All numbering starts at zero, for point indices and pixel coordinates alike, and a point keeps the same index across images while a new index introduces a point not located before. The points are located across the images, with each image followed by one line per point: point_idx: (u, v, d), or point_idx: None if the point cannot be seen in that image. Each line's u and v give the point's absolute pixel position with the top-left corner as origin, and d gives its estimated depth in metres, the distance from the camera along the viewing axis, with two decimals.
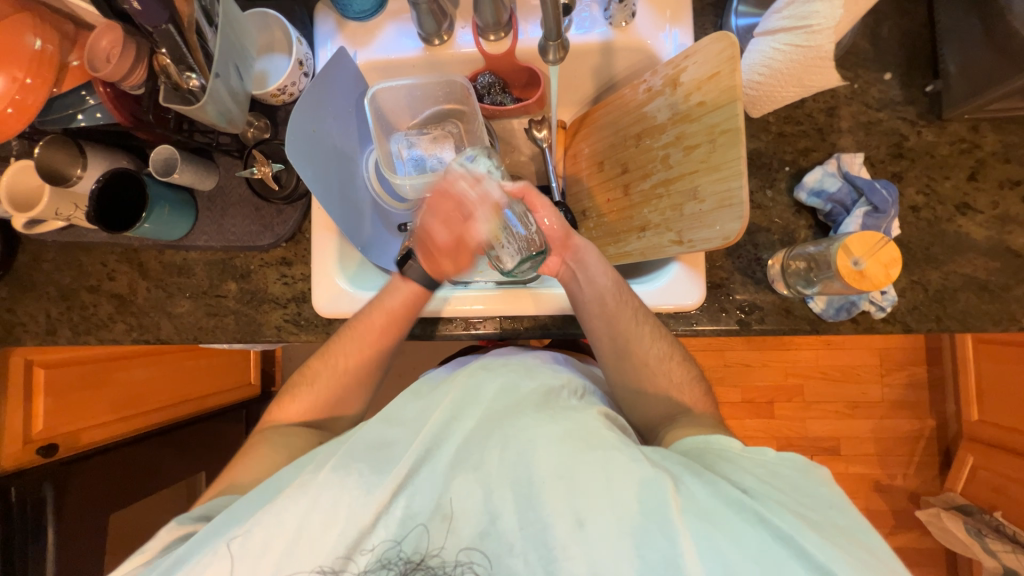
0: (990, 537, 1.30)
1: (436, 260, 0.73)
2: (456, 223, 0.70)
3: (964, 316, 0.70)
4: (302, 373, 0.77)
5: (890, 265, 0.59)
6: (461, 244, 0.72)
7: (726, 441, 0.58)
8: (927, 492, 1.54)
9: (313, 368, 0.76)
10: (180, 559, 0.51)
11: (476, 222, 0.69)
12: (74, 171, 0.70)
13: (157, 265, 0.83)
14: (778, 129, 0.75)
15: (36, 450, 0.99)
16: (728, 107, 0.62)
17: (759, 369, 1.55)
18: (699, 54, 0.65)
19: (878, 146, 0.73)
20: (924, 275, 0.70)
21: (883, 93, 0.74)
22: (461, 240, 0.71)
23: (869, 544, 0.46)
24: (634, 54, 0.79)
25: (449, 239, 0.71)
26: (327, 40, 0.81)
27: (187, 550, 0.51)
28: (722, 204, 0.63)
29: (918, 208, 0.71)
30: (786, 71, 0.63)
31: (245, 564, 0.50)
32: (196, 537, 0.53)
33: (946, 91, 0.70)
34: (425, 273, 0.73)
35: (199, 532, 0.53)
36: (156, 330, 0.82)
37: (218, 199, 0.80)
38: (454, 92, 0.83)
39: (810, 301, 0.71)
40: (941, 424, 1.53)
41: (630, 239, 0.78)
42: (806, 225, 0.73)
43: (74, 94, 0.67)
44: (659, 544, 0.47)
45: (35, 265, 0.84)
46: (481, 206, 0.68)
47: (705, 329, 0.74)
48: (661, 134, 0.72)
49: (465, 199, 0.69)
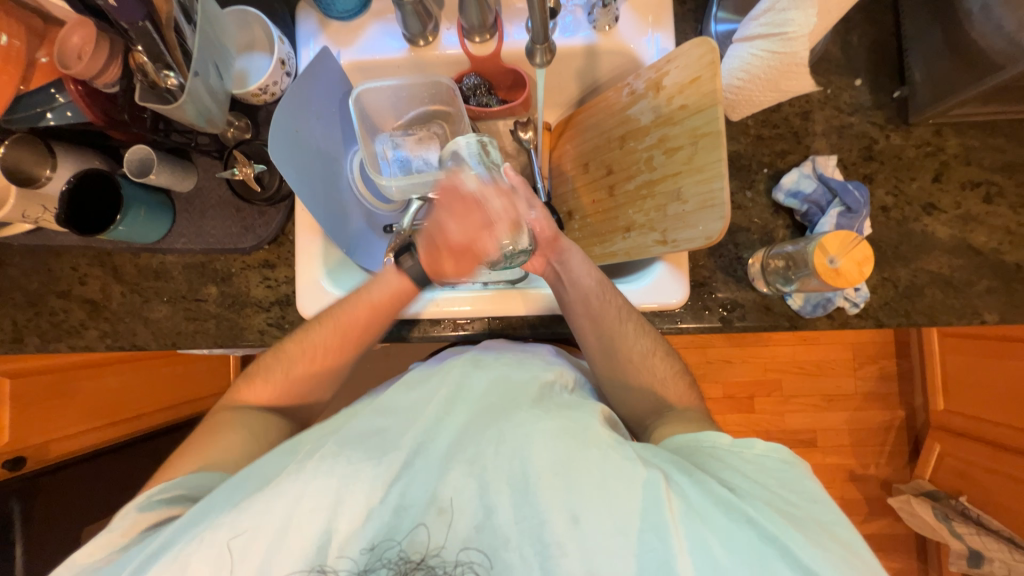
0: (957, 520, 1.37)
1: (439, 259, 0.72)
2: (473, 230, 0.68)
3: (931, 310, 0.73)
4: (274, 349, 0.73)
5: (862, 263, 0.62)
6: (468, 252, 0.70)
7: (715, 437, 0.59)
8: (898, 480, 1.61)
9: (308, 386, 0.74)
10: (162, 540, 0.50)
11: (492, 235, 0.69)
12: (42, 171, 0.67)
13: (132, 269, 0.80)
14: (757, 132, 0.77)
15: (3, 463, 0.93)
16: (708, 111, 0.64)
17: (739, 365, 1.59)
18: (680, 58, 0.67)
19: (850, 148, 0.76)
20: (894, 272, 0.74)
21: (854, 98, 0.77)
22: (471, 249, 0.69)
23: (847, 538, 0.48)
24: (617, 58, 0.81)
25: (459, 239, 0.69)
26: (309, 39, 0.80)
27: (172, 534, 0.50)
28: (704, 205, 0.65)
29: (888, 209, 0.75)
30: (764, 76, 0.65)
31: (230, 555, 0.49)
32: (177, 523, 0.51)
33: (912, 97, 0.74)
34: None
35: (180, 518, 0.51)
36: (132, 336, 0.80)
37: (197, 201, 0.78)
38: (440, 93, 0.83)
39: (789, 297, 0.73)
40: (909, 414, 1.60)
41: (615, 239, 0.79)
42: (784, 225, 0.76)
43: (43, 92, 0.64)
44: (653, 545, 0.48)
45: (0, 270, 0.80)
46: (502, 222, 0.68)
47: (688, 326, 0.75)
48: (644, 136, 0.74)
49: (487, 207, 0.68)
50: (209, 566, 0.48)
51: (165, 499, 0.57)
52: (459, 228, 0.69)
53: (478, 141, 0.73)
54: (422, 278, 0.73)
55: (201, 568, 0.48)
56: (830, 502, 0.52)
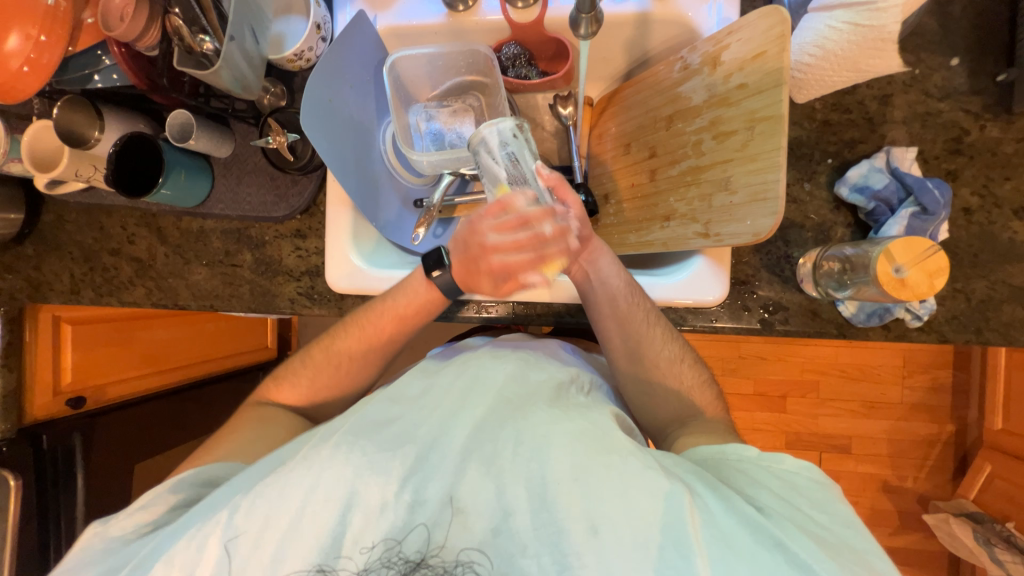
0: (999, 547, 1.27)
1: (475, 278, 0.65)
2: (527, 251, 0.60)
3: (1007, 329, 0.65)
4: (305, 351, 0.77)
5: (935, 275, 0.55)
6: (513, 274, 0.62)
7: (742, 449, 0.56)
8: (937, 497, 1.52)
9: (326, 366, 0.76)
10: (190, 516, 0.53)
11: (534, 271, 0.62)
12: (92, 132, 0.69)
13: (174, 231, 0.83)
14: (825, 116, 0.69)
15: (66, 401, 1.03)
16: (771, 92, 0.57)
17: (774, 363, 1.51)
18: (743, 30, 0.60)
19: (934, 139, 0.67)
20: (969, 283, 0.66)
21: (946, 81, 0.67)
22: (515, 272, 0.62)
23: (880, 570, 0.45)
24: (672, 28, 0.73)
25: (507, 248, 0.61)
26: (346, 2, 0.77)
27: (194, 515, 0.53)
28: (755, 197, 0.59)
29: (971, 211, 0.66)
30: (840, 53, 0.57)
31: (240, 540, 0.50)
32: (199, 507, 0.54)
33: (1020, 82, 0.63)
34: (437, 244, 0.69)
35: (194, 510, 0.54)
36: (174, 295, 0.83)
37: (235, 166, 0.79)
38: (477, 63, 0.78)
39: (840, 304, 0.67)
40: (960, 430, 1.49)
41: (652, 228, 0.74)
42: (845, 224, 0.69)
43: (88, 54, 0.66)
44: (673, 562, 0.45)
45: (59, 225, 0.85)
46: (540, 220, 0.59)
47: (725, 326, 0.71)
48: (694, 118, 0.67)
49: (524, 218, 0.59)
50: (225, 549, 0.50)
51: (194, 482, 0.61)
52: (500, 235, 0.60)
53: (513, 125, 0.66)
54: (451, 287, 0.69)
55: (214, 550, 0.50)
56: (865, 531, 0.49)
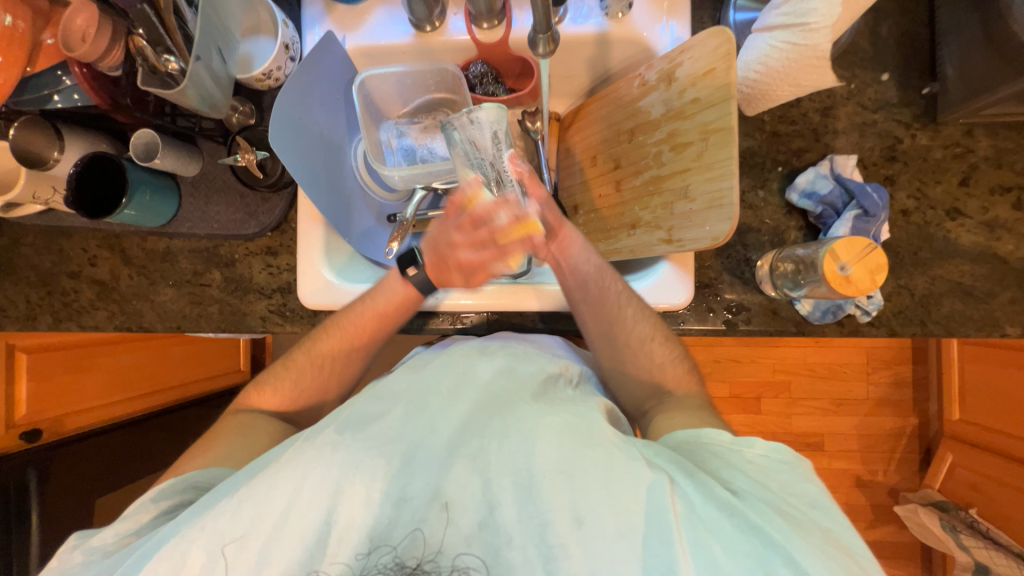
0: (964, 533, 1.35)
1: (445, 273, 0.68)
2: (485, 249, 0.62)
3: (948, 320, 0.70)
4: (284, 363, 0.75)
5: (876, 271, 0.59)
6: (480, 268, 0.65)
7: (716, 435, 0.58)
8: (906, 488, 1.57)
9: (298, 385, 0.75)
10: (159, 533, 0.50)
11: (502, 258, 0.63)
12: (51, 153, 0.68)
13: (140, 252, 0.81)
14: (773, 128, 0.74)
15: (20, 435, 0.98)
16: (721, 105, 0.61)
17: (748, 365, 1.56)
18: (694, 49, 0.64)
19: (872, 148, 0.72)
20: (911, 279, 0.70)
21: (879, 94, 0.73)
22: (482, 267, 0.64)
23: (848, 546, 0.46)
24: (630, 46, 0.78)
25: (475, 260, 0.63)
26: (314, 23, 0.79)
27: (166, 531, 0.50)
28: (712, 203, 0.62)
29: (908, 213, 0.71)
30: (781, 69, 0.62)
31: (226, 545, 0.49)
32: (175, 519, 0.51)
33: (943, 94, 0.69)
34: (415, 254, 0.70)
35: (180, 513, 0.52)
36: (139, 317, 0.81)
37: (202, 185, 0.78)
38: (446, 81, 0.80)
39: (797, 303, 0.71)
40: (923, 422, 1.56)
41: (620, 236, 0.77)
42: (797, 227, 0.73)
43: (49, 74, 0.65)
44: (656, 550, 0.46)
45: (14, 249, 0.82)
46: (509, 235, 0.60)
47: (691, 328, 0.74)
48: (654, 130, 0.71)
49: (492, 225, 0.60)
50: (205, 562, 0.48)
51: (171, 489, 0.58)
52: (475, 252, 0.63)
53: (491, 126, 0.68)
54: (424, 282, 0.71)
55: (193, 559, 0.48)
56: (832, 510, 0.50)
